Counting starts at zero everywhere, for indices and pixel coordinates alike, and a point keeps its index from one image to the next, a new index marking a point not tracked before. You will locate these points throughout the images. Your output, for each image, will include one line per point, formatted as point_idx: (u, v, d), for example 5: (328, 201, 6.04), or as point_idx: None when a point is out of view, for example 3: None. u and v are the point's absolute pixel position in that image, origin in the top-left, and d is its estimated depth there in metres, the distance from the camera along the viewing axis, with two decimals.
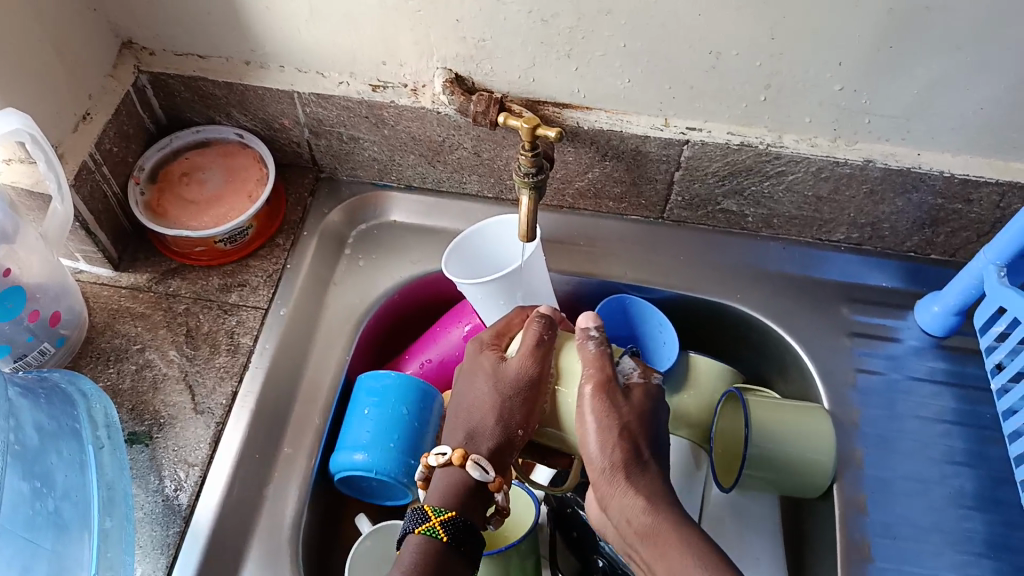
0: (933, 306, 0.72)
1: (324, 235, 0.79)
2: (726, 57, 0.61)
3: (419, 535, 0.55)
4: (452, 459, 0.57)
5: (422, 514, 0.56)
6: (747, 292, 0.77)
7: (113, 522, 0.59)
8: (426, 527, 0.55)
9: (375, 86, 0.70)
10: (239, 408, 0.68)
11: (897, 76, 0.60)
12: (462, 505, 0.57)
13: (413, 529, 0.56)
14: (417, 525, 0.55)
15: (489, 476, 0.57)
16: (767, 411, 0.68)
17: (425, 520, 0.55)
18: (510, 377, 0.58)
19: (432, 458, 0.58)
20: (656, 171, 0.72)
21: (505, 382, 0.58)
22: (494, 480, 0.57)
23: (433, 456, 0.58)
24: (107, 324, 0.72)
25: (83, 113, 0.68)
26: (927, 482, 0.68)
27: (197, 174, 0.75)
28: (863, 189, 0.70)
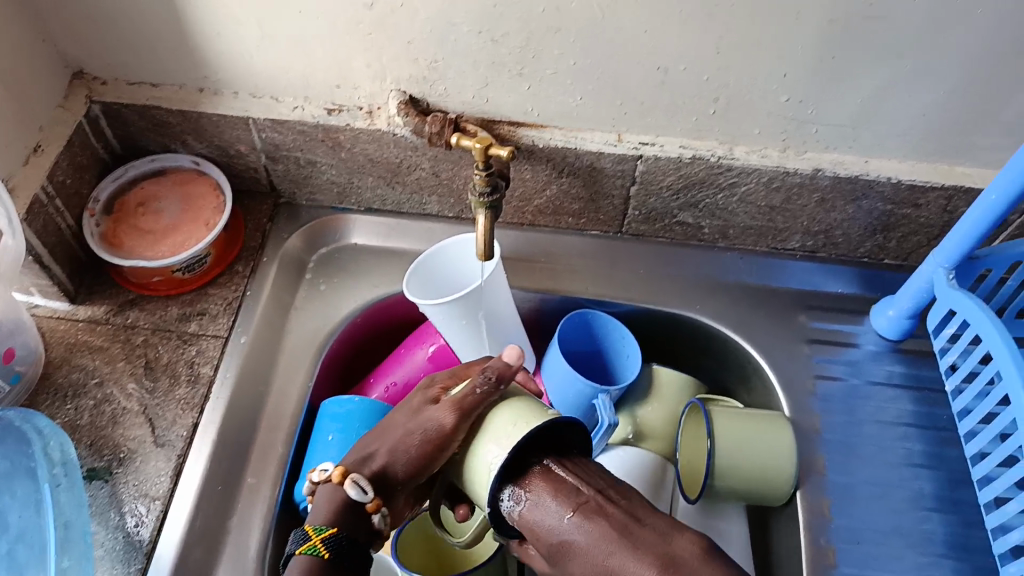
0: (888, 310, 0.74)
1: (284, 261, 0.79)
2: (674, 72, 0.62)
3: (301, 557, 0.49)
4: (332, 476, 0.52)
5: (303, 535, 0.50)
6: (707, 302, 0.77)
7: (71, 561, 0.56)
8: (307, 547, 0.49)
9: (330, 109, 0.70)
10: (201, 439, 0.67)
11: (840, 85, 0.62)
12: (344, 523, 0.51)
13: (294, 551, 0.50)
14: (297, 547, 0.50)
15: (367, 495, 0.51)
16: (725, 422, 0.69)
17: (307, 539, 0.50)
18: (426, 417, 0.52)
19: (314, 477, 0.54)
20: (613, 186, 0.73)
21: (418, 421, 0.52)
22: (371, 501, 0.51)
23: (315, 473, 0.54)
24: (64, 359, 0.71)
25: (33, 146, 0.67)
26: (888, 485, 0.69)
27: (153, 203, 0.75)
28: (815, 197, 0.71)
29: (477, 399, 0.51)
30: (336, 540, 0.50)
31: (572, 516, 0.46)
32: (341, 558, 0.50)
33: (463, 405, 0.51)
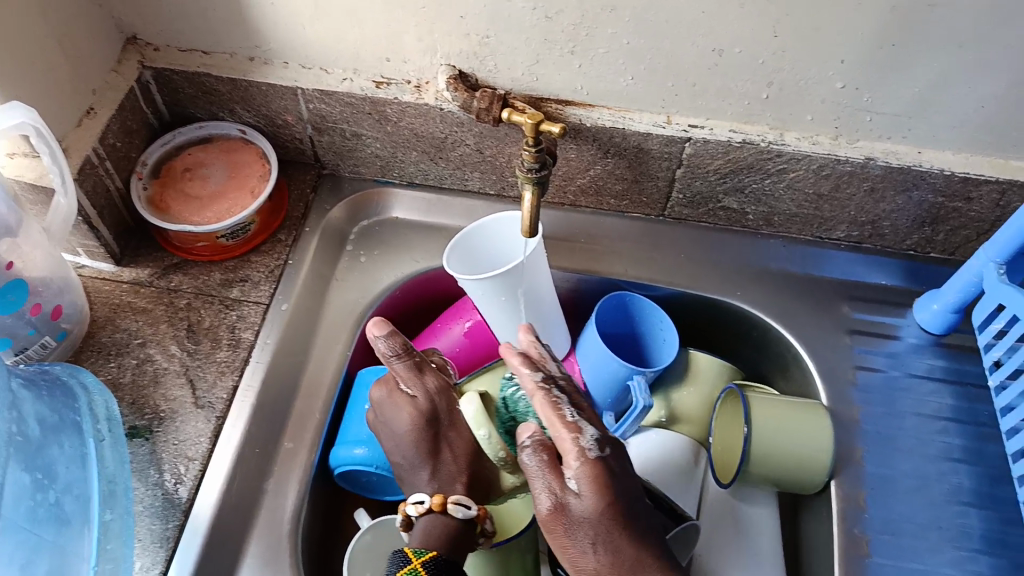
0: (932, 304, 0.73)
1: (326, 231, 0.79)
2: (729, 55, 0.61)
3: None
4: (432, 506, 0.56)
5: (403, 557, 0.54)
6: (748, 289, 0.77)
7: (113, 514, 0.58)
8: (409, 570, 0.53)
9: (378, 82, 0.70)
10: (241, 403, 0.68)
11: (897, 73, 0.60)
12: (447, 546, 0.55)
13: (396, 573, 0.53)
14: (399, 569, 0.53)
15: (472, 511, 0.57)
16: (766, 408, 0.69)
17: (407, 562, 0.53)
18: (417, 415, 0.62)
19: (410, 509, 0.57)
20: (658, 168, 0.72)
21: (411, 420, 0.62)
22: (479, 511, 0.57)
23: (411, 505, 0.57)
24: (108, 319, 0.72)
25: (87, 108, 0.68)
26: (927, 478, 0.68)
27: (200, 169, 0.75)
28: (864, 187, 0.70)
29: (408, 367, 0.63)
30: (441, 559, 0.53)
31: (592, 499, 0.51)
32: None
33: (423, 402, 0.62)
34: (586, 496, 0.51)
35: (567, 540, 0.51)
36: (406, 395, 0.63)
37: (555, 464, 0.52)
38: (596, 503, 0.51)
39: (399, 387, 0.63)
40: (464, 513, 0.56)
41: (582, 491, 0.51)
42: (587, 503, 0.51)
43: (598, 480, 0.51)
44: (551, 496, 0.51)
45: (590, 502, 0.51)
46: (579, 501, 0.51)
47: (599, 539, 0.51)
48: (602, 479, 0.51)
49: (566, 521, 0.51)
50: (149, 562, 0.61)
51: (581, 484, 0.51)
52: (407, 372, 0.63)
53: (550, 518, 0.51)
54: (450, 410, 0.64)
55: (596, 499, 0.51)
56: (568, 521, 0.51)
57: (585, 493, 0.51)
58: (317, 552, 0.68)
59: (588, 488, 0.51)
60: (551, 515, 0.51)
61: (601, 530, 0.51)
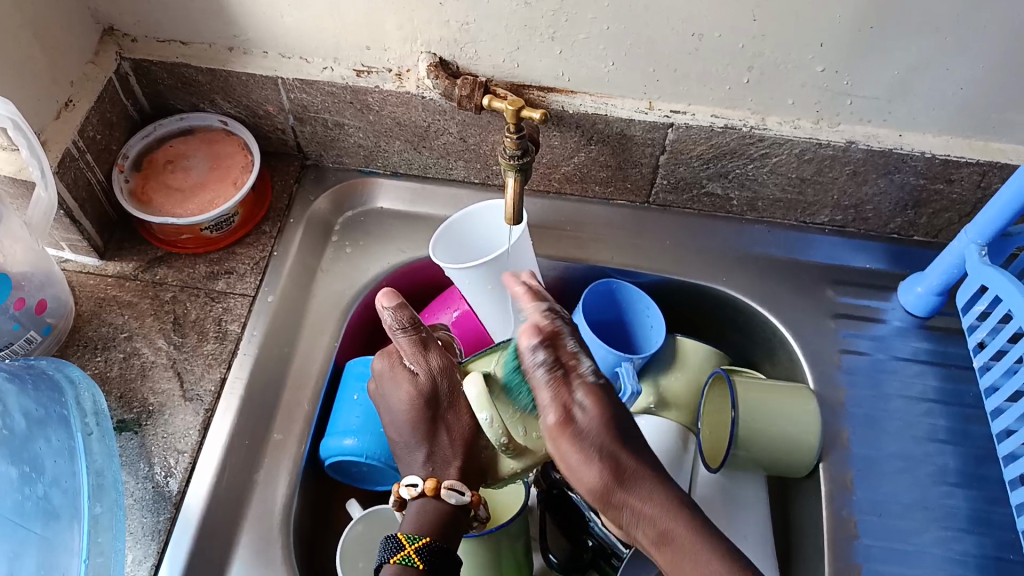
0: (916, 287, 0.73)
1: (311, 222, 0.79)
2: (709, 39, 0.61)
3: (395, 565, 0.53)
4: (426, 489, 0.56)
5: (396, 542, 0.53)
6: (733, 274, 0.77)
7: (103, 508, 0.58)
8: (402, 557, 0.53)
9: (360, 71, 0.70)
10: (229, 394, 0.68)
11: (875, 57, 0.61)
12: (440, 533, 0.54)
13: (389, 559, 0.53)
14: (390, 556, 0.53)
15: (466, 497, 0.56)
16: (753, 392, 0.69)
17: (401, 548, 0.53)
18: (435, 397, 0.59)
19: (403, 493, 0.57)
20: (641, 155, 0.72)
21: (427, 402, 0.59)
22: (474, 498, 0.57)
23: (405, 488, 0.57)
24: (93, 313, 0.72)
25: (66, 100, 0.68)
26: (913, 458, 0.68)
27: (181, 161, 0.75)
28: (846, 170, 0.70)
29: (410, 341, 0.60)
30: (434, 545, 0.53)
31: (599, 411, 0.48)
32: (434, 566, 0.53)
33: (424, 381, 0.60)
34: (591, 409, 0.48)
35: (573, 450, 0.47)
36: (408, 371, 0.60)
37: (562, 374, 0.49)
38: (602, 415, 0.48)
39: (400, 361, 0.61)
40: (459, 500, 0.56)
41: (589, 402, 0.48)
42: (596, 416, 0.48)
43: (603, 396, 0.48)
44: (561, 405, 0.48)
45: (597, 413, 0.48)
46: (586, 414, 0.48)
47: (606, 451, 0.47)
48: (607, 398, 0.49)
49: (575, 429, 0.47)
50: (141, 554, 0.61)
51: (586, 396, 0.48)
52: (409, 347, 0.60)
53: (556, 431, 0.47)
54: (452, 391, 0.60)
55: (603, 411, 0.48)
56: (576, 429, 0.47)
57: (588, 403, 0.48)
58: (308, 541, 0.68)
59: (594, 401, 0.48)
60: (559, 427, 0.47)
61: (607, 441, 0.47)
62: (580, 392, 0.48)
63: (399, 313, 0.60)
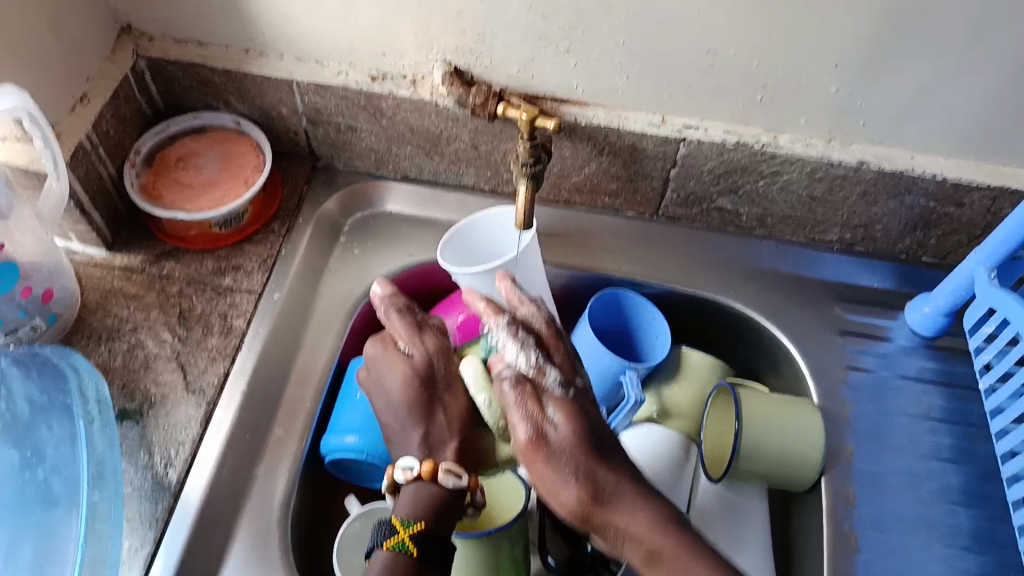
0: (923, 306, 0.73)
1: (320, 223, 0.79)
2: (723, 56, 0.61)
3: (386, 551, 0.53)
4: (422, 472, 0.57)
5: (390, 528, 0.54)
6: (740, 288, 0.77)
7: (102, 496, 0.57)
8: (395, 542, 0.53)
9: (375, 76, 0.70)
10: (232, 388, 0.68)
11: (889, 79, 0.61)
12: (432, 519, 0.55)
13: (381, 544, 0.54)
14: (384, 542, 0.54)
15: (461, 481, 0.57)
16: (753, 402, 0.70)
17: (394, 533, 0.54)
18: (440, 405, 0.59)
19: (399, 476, 0.58)
20: (653, 168, 0.73)
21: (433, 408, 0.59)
22: (468, 482, 0.58)
23: (399, 471, 0.58)
24: (99, 303, 0.72)
25: (80, 96, 0.68)
26: (917, 475, 0.68)
27: (193, 158, 0.75)
28: (856, 189, 0.70)
29: (405, 319, 0.64)
30: (429, 530, 0.54)
31: (569, 424, 0.53)
32: (426, 552, 0.53)
33: (419, 362, 0.63)
34: (563, 426, 0.53)
35: (546, 467, 0.52)
36: (403, 353, 0.63)
37: (533, 394, 0.54)
38: (573, 435, 0.52)
39: (395, 345, 0.64)
40: (455, 483, 0.57)
41: (557, 420, 0.53)
42: (569, 432, 0.52)
43: (571, 413, 0.53)
44: (530, 423, 0.53)
45: (567, 428, 0.53)
46: (557, 431, 0.52)
47: (582, 467, 0.51)
48: (575, 415, 0.53)
49: (548, 449, 0.52)
50: (138, 541, 0.60)
51: (558, 412, 0.53)
52: (400, 329, 0.64)
53: (531, 449, 0.52)
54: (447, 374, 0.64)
55: (575, 426, 0.53)
56: (547, 450, 0.52)
57: (559, 420, 0.53)
58: (306, 538, 0.68)
59: (562, 417, 0.53)
60: (532, 444, 0.52)
61: (581, 457, 0.52)
62: (551, 411, 0.53)
63: (395, 297, 0.65)
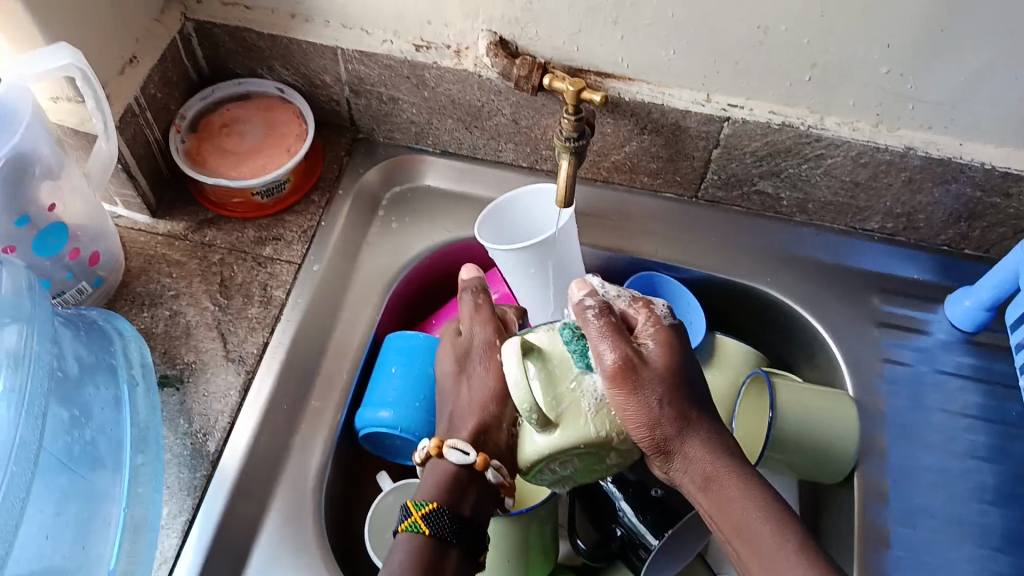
0: (965, 300, 0.72)
1: (360, 195, 0.80)
2: (774, 33, 0.61)
3: (404, 532, 0.53)
4: (431, 451, 0.56)
5: (406, 511, 0.54)
6: (778, 275, 0.77)
7: (144, 459, 0.59)
8: (409, 523, 0.53)
9: (419, 45, 0.70)
10: (270, 358, 0.69)
11: (942, 61, 0.60)
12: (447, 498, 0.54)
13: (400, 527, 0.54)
14: (401, 524, 0.53)
15: (469, 456, 0.54)
16: (792, 396, 0.68)
17: (408, 516, 0.53)
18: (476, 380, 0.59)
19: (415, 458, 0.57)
20: (694, 148, 0.72)
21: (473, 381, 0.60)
22: (477, 459, 0.54)
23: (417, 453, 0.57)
24: (143, 270, 0.73)
25: (130, 57, 0.69)
26: (951, 473, 0.68)
27: (238, 125, 0.76)
28: (902, 176, 0.70)
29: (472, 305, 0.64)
30: (438, 510, 0.52)
31: (661, 353, 0.51)
32: (441, 529, 0.52)
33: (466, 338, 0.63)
34: (658, 353, 0.51)
35: (634, 397, 0.49)
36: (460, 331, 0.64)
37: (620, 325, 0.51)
38: (665, 363, 0.50)
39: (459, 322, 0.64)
40: (461, 460, 0.54)
41: (648, 351, 0.51)
42: (664, 366, 0.50)
43: (666, 342, 0.51)
44: (621, 351, 0.50)
45: (661, 359, 0.50)
46: (650, 363, 0.50)
47: (669, 398, 0.49)
48: (668, 347, 0.51)
49: (649, 378, 0.49)
50: (176, 508, 0.62)
51: (651, 342, 0.51)
52: (467, 310, 0.64)
53: (616, 373, 0.49)
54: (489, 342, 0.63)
55: (668, 357, 0.51)
56: (637, 376, 0.49)
57: (653, 348, 0.51)
58: (338, 510, 0.69)
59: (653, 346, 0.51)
60: (620, 369, 0.49)
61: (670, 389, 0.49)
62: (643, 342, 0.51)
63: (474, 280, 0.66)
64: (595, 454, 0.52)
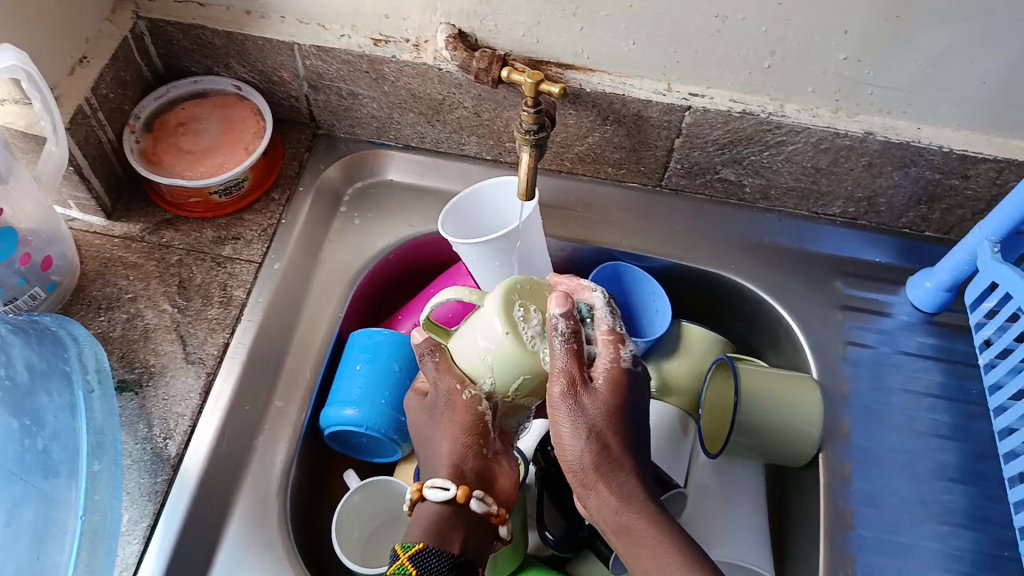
0: (925, 282, 0.73)
1: (321, 191, 0.79)
2: (732, 22, 0.61)
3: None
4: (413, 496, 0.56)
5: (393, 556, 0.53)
6: (742, 262, 0.77)
7: (101, 466, 0.57)
8: (397, 566, 0.52)
9: (377, 40, 0.69)
10: (231, 359, 0.68)
11: (899, 46, 0.60)
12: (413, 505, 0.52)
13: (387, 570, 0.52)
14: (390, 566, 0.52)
15: (448, 490, 0.54)
16: (756, 380, 0.69)
17: (396, 559, 0.52)
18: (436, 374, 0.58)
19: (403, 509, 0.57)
20: (657, 137, 0.72)
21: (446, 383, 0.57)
22: (457, 493, 0.54)
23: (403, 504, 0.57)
24: (98, 273, 0.71)
25: (79, 57, 0.67)
26: (915, 453, 0.68)
27: (194, 124, 0.75)
28: (862, 161, 0.70)
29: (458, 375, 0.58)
30: (427, 550, 0.52)
31: (606, 390, 0.54)
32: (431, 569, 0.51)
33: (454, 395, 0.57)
34: (601, 394, 0.54)
35: (568, 423, 0.53)
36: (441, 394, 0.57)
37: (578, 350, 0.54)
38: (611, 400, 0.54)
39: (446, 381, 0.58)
40: (441, 496, 0.54)
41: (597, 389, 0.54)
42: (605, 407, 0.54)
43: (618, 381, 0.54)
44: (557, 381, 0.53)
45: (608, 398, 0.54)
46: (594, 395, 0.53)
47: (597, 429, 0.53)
48: (617, 385, 0.54)
49: (576, 405, 0.53)
50: (137, 514, 0.60)
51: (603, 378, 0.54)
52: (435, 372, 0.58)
53: (562, 398, 0.53)
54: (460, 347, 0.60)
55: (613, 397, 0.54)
56: (578, 404, 0.53)
57: (601, 386, 0.54)
58: (305, 511, 0.68)
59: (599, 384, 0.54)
60: (564, 396, 0.53)
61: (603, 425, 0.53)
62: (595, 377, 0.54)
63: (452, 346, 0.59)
64: (540, 299, 0.57)
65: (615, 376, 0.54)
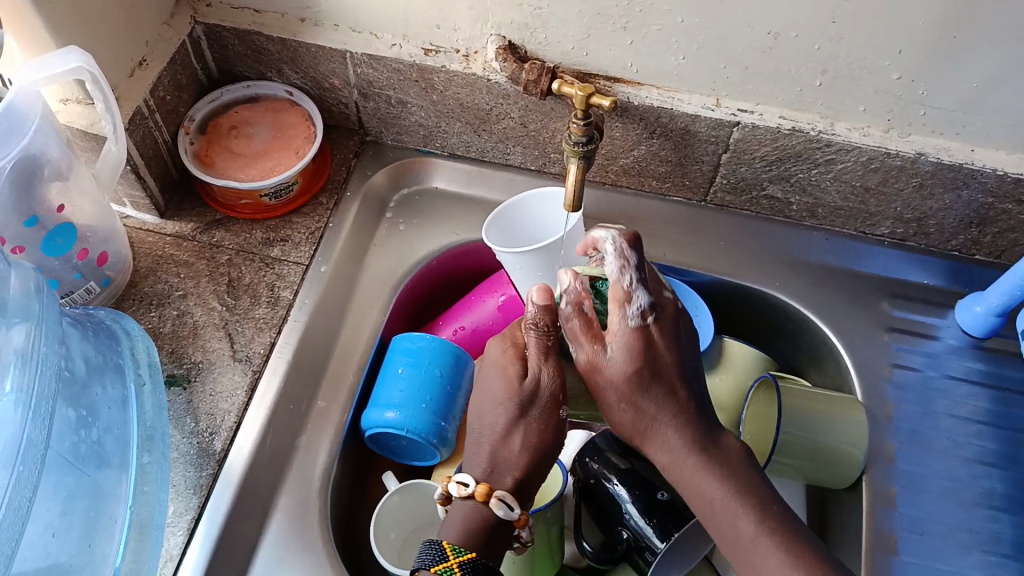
0: (974, 306, 0.72)
1: (368, 196, 0.80)
2: (785, 39, 0.60)
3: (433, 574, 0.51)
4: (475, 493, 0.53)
5: (439, 552, 0.52)
6: (787, 279, 0.76)
7: (150, 458, 0.60)
8: (444, 568, 0.51)
9: (428, 50, 0.70)
10: (277, 360, 0.69)
11: (955, 68, 0.59)
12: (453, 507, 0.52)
13: (430, 567, 0.51)
14: (434, 564, 0.51)
15: (512, 514, 0.53)
16: (797, 399, 0.68)
17: (444, 559, 0.51)
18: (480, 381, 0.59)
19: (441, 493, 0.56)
20: (703, 152, 0.72)
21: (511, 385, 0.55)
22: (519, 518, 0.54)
23: (453, 485, 0.54)
24: (150, 270, 0.73)
25: (140, 59, 0.69)
26: (960, 479, 0.67)
27: (246, 127, 0.76)
28: (912, 182, 0.69)
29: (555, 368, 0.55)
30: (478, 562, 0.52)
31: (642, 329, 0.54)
32: None
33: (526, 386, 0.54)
34: (638, 329, 0.54)
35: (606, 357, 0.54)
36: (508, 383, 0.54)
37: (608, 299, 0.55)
38: (651, 340, 0.54)
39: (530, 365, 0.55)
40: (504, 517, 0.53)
41: (636, 330, 0.54)
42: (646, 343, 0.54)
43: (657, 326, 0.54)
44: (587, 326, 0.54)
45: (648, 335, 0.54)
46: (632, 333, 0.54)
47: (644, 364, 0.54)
48: (656, 329, 0.54)
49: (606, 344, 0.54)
50: (182, 508, 0.62)
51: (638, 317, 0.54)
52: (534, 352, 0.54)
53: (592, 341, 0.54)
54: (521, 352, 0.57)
55: (652, 343, 0.54)
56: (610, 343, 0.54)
57: (642, 326, 0.54)
58: (343, 512, 0.69)
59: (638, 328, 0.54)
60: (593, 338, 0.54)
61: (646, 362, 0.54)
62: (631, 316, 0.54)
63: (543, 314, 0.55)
64: None
65: (662, 392, 0.54)
